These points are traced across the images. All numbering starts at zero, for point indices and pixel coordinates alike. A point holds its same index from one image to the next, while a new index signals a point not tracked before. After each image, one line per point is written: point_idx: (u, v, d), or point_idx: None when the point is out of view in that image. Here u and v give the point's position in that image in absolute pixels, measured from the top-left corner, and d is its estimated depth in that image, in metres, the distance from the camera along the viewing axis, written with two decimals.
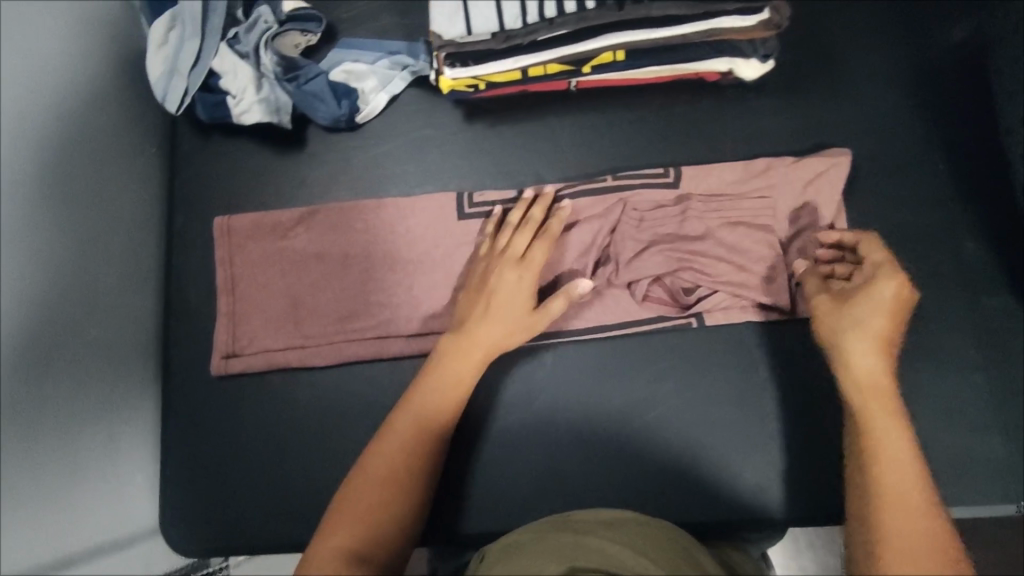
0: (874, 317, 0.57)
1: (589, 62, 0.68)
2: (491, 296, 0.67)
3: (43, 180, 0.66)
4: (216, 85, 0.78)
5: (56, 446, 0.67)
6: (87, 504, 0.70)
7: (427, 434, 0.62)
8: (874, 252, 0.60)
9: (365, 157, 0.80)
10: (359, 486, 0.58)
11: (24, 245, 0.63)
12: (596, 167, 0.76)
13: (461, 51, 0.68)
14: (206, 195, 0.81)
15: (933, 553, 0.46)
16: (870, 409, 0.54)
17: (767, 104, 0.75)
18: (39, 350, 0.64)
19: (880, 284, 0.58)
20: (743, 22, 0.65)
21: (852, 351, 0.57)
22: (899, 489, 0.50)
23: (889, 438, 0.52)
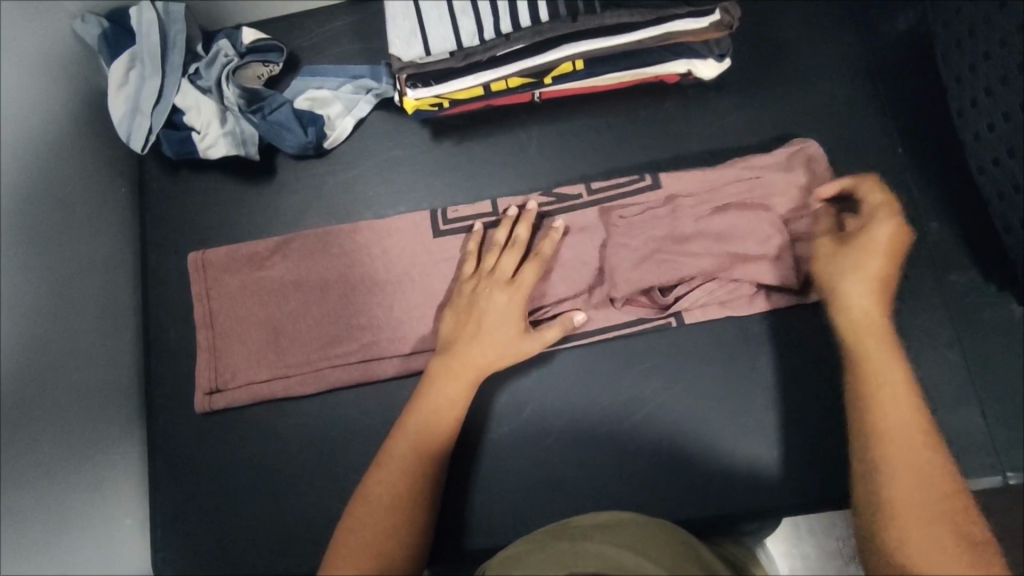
0: (869, 255, 0.62)
1: (549, 74, 0.69)
2: (484, 314, 0.67)
3: (12, 232, 0.65)
4: (181, 121, 0.78)
5: (38, 498, 0.65)
6: (77, 554, 0.69)
7: (425, 453, 0.62)
8: (873, 196, 0.65)
9: (336, 182, 0.80)
10: (360, 515, 0.59)
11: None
12: (566, 174, 0.77)
13: (421, 71, 0.68)
14: (179, 232, 0.80)
15: (936, 482, 0.52)
16: (871, 342, 0.59)
17: (729, 101, 0.77)
18: (17, 405, 0.63)
19: (879, 227, 0.63)
20: (694, 25, 0.66)
21: (854, 287, 0.61)
22: (905, 433, 0.54)
23: (891, 373, 0.57)
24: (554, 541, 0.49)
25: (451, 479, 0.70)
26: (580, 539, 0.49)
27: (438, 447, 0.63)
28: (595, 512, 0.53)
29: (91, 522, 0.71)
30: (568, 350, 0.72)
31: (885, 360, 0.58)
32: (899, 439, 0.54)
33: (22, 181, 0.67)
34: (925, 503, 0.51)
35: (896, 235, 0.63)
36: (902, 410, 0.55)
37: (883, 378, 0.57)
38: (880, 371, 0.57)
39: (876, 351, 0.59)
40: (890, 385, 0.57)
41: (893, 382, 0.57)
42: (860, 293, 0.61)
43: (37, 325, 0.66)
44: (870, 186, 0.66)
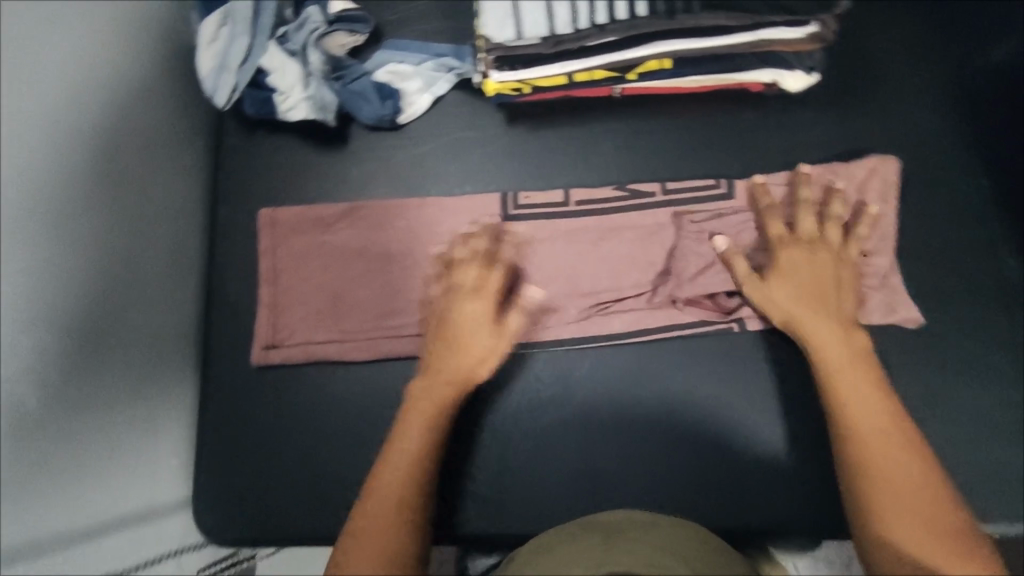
0: (798, 281, 0.66)
1: (635, 70, 0.69)
2: (470, 330, 0.69)
3: (93, 173, 0.68)
4: (264, 82, 0.78)
5: (96, 427, 0.68)
6: (124, 484, 0.71)
7: (426, 451, 0.64)
8: (773, 226, 0.69)
9: (407, 156, 0.81)
10: (369, 513, 0.59)
11: (69, 234, 0.64)
12: (636, 172, 0.77)
13: (510, 54, 0.69)
14: (250, 189, 0.82)
15: (926, 496, 0.53)
16: (834, 366, 0.61)
17: (810, 116, 0.76)
18: (79, 335, 0.65)
19: (786, 256, 0.67)
20: (790, 34, 0.65)
21: (806, 317, 0.64)
22: (885, 450, 0.56)
23: (859, 393, 0.59)
24: (588, 537, 0.52)
25: (449, 477, 0.73)
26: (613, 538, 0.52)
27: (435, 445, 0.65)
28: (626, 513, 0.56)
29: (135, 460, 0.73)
30: (621, 346, 0.74)
31: (850, 374, 0.60)
32: (878, 447, 0.56)
33: (106, 125, 0.70)
34: (916, 519, 0.52)
35: (815, 257, 0.66)
36: (879, 428, 0.57)
37: (847, 387, 0.60)
38: (849, 392, 0.59)
39: (841, 365, 0.61)
40: (862, 402, 0.58)
41: (859, 391, 0.59)
42: (811, 316, 0.64)
43: (104, 263, 0.69)
44: (773, 218, 0.70)
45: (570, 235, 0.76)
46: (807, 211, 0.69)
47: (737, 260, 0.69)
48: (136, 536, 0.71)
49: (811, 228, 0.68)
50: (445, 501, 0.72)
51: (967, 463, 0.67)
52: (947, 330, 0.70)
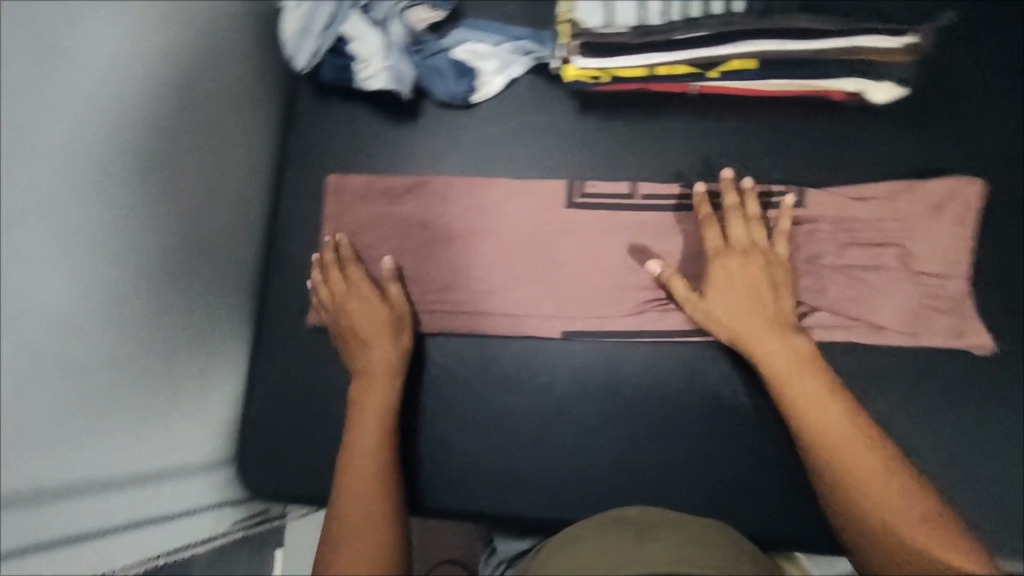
0: (732, 292, 0.69)
1: (718, 67, 0.68)
2: (375, 310, 0.74)
3: (154, 129, 0.69)
4: (344, 49, 0.79)
5: (142, 376, 0.68)
6: (165, 433, 0.72)
7: (385, 425, 0.70)
8: (709, 236, 0.71)
9: (475, 136, 0.81)
10: (353, 482, 0.66)
11: (121, 181, 0.66)
12: (705, 172, 0.77)
13: (597, 41, 0.69)
14: (316, 154, 0.84)
15: (895, 490, 0.58)
16: (787, 378, 0.64)
17: (890, 130, 0.75)
18: (124, 285, 0.66)
19: (718, 270, 0.70)
20: (889, 43, 0.65)
21: (754, 333, 0.67)
22: (846, 453, 0.60)
23: (813, 401, 0.62)
24: (618, 530, 0.56)
25: (408, 438, 0.76)
26: (645, 533, 0.55)
27: (391, 419, 0.71)
28: (654, 509, 0.59)
29: (178, 416, 0.74)
30: (674, 345, 0.74)
31: (802, 382, 0.64)
32: (843, 452, 0.60)
33: (175, 84, 0.72)
34: (893, 514, 0.57)
35: (748, 264, 0.69)
36: (837, 433, 0.61)
37: (812, 402, 0.62)
38: (806, 404, 0.62)
39: (793, 376, 0.64)
40: (818, 411, 0.62)
41: (823, 403, 0.62)
42: (757, 332, 0.67)
43: (161, 213, 0.70)
44: (710, 228, 0.71)
45: (633, 229, 0.76)
46: (735, 221, 0.71)
47: (675, 282, 0.70)
48: (169, 489, 0.72)
49: (742, 237, 0.71)
50: (490, 476, 0.75)
51: (999, 486, 0.69)
52: (998, 358, 0.71)
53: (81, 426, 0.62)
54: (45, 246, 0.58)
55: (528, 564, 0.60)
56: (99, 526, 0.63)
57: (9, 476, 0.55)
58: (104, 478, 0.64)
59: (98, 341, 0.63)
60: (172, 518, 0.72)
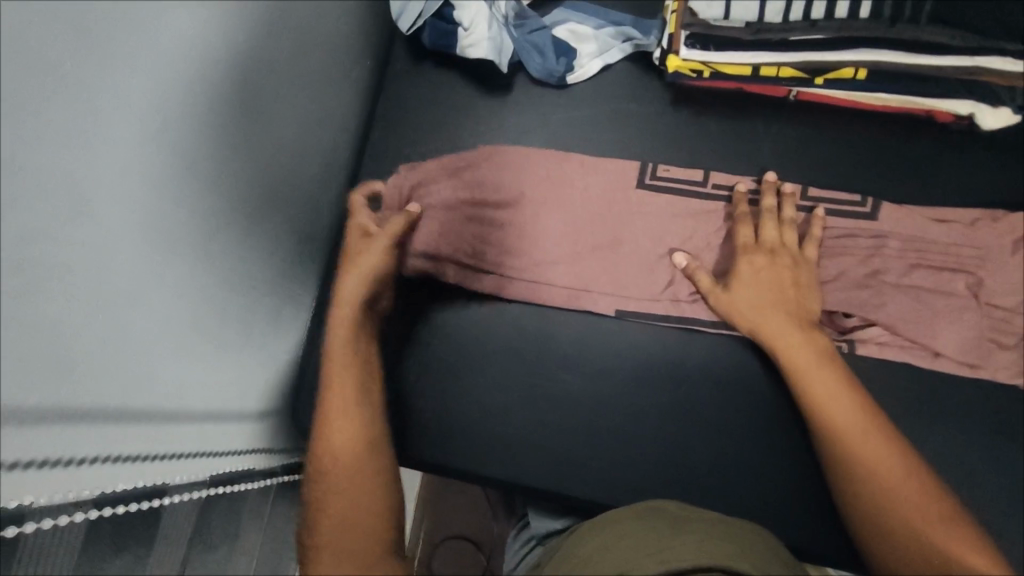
0: (758, 290, 0.69)
1: (824, 74, 0.68)
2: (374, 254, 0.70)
3: (259, 63, 0.67)
4: (450, 15, 0.80)
5: (213, 309, 0.67)
6: (228, 367, 0.71)
7: (357, 352, 0.65)
8: (741, 232, 0.72)
9: (564, 115, 0.82)
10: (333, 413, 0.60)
11: (224, 111, 0.63)
12: (793, 178, 0.76)
13: (707, 33, 0.69)
14: (405, 115, 0.85)
15: (916, 489, 0.57)
16: (806, 373, 0.64)
17: (989, 159, 0.74)
18: (207, 214, 0.63)
19: (742, 265, 0.70)
20: (1012, 65, 0.62)
21: (772, 326, 0.67)
22: (868, 451, 0.59)
23: (831, 396, 0.62)
24: (654, 518, 0.58)
25: (452, 404, 0.77)
26: (670, 533, 0.54)
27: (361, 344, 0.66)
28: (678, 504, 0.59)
29: (233, 357, 0.72)
30: (739, 344, 0.74)
31: (821, 376, 0.63)
32: (868, 450, 0.59)
33: (293, 24, 0.72)
34: (919, 514, 0.55)
35: (775, 264, 0.70)
36: (855, 429, 0.60)
37: (831, 403, 0.62)
38: (825, 401, 0.62)
39: (813, 372, 0.64)
40: (836, 407, 0.61)
41: (842, 404, 0.61)
42: (779, 325, 0.67)
43: (252, 152, 0.69)
44: (744, 227, 0.72)
45: (710, 223, 0.75)
46: (769, 221, 0.72)
47: (699, 274, 0.72)
48: (221, 428, 0.71)
49: (773, 236, 0.71)
50: (537, 453, 0.75)
51: None
52: None
53: (156, 351, 0.59)
54: (156, 163, 0.56)
55: (558, 547, 0.62)
56: (150, 453, 0.60)
57: (101, 392, 0.52)
58: (165, 411, 0.61)
59: (181, 261, 0.60)
60: (213, 456, 0.69)
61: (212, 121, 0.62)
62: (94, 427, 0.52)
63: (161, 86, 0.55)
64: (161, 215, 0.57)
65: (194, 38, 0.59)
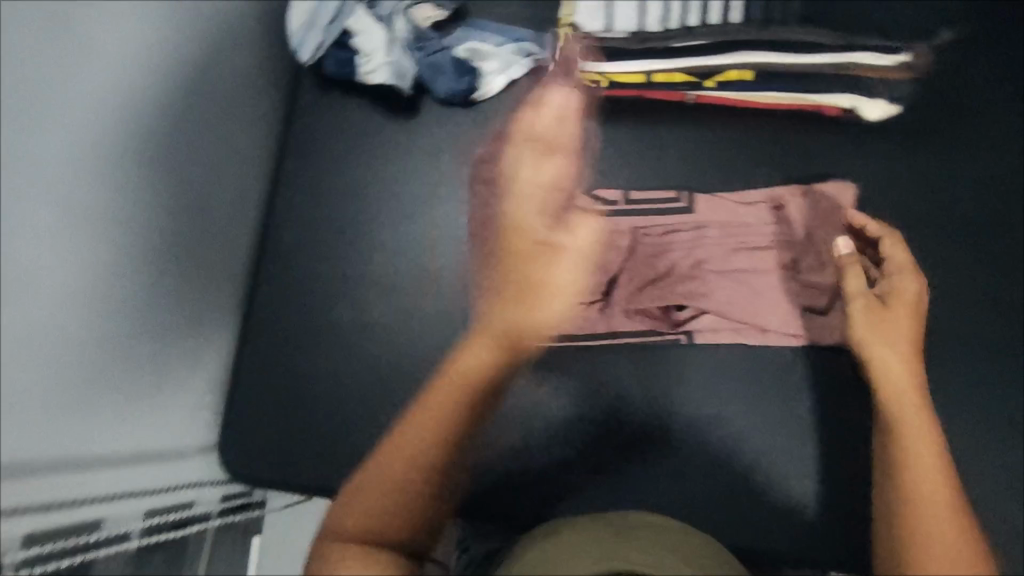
0: (902, 318, 0.66)
1: (714, 77, 0.70)
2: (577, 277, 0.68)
3: (149, 106, 0.68)
4: (348, 43, 0.80)
5: (128, 350, 0.66)
6: (152, 409, 0.71)
7: (453, 417, 0.62)
8: (897, 249, 0.68)
9: (472, 134, 0.82)
10: (391, 467, 0.61)
11: (112, 151, 0.63)
12: (695, 181, 0.77)
13: (599, 46, 0.71)
14: (313, 144, 0.84)
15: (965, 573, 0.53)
16: (903, 418, 0.61)
17: (882, 147, 0.75)
18: (112, 256, 0.63)
19: (903, 284, 0.67)
20: (881, 61, 0.67)
21: (881, 356, 0.65)
22: (932, 525, 0.55)
23: (919, 450, 0.59)
24: (597, 527, 0.50)
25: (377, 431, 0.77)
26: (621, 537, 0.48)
27: (467, 407, 0.63)
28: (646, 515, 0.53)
29: (163, 396, 0.72)
30: (645, 348, 0.74)
31: (919, 429, 0.60)
32: (928, 521, 0.56)
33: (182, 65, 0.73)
34: None
35: (920, 287, 0.67)
36: (927, 498, 0.57)
37: (919, 452, 0.59)
38: (912, 449, 0.59)
39: (910, 419, 0.61)
40: (924, 463, 0.59)
41: (930, 464, 0.58)
42: (889, 356, 0.65)
43: (160, 195, 0.69)
44: (892, 243, 0.69)
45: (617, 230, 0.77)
46: (893, 240, 0.69)
47: (852, 275, 0.68)
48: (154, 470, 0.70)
49: (902, 256, 0.68)
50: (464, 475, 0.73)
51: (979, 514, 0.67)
52: (978, 380, 0.70)
53: (69, 395, 0.58)
54: (54, 207, 0.56)
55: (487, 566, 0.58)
56: (81, 497, 0.59)
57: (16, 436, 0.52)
58: (83, 458, 0.61)
59: (93, 301, 0.60)
60: (154, 493, 0.69)
61: (111, 162, 0.63)
62: (14, 480, 0.52)
63: (49, 130, 0.55)
64: (72, 265, 0.58)
65: (92, 91, 0.61)
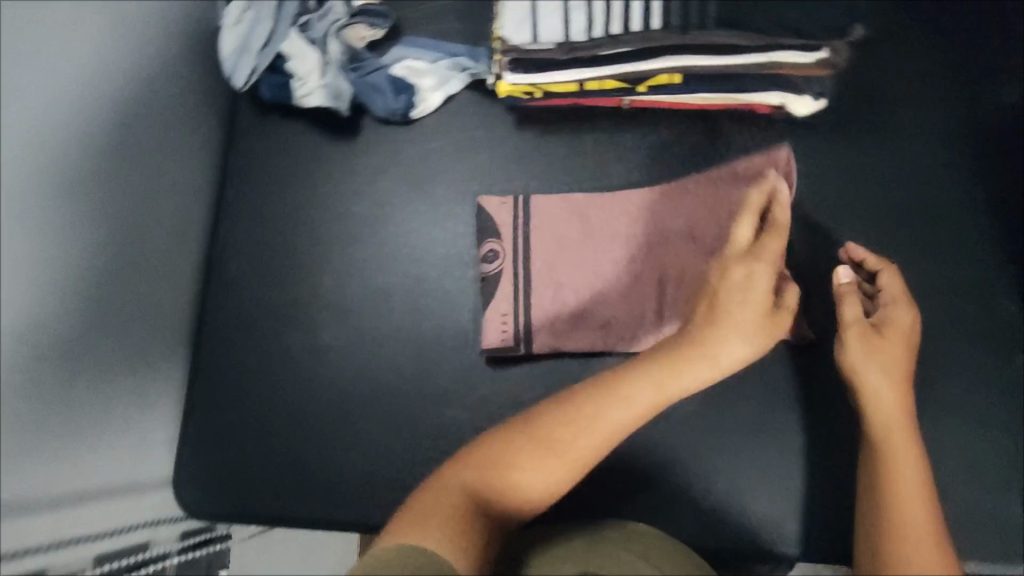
0: (896, 348, 0.64)
1: (646, 83, 0.70)
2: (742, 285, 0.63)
3: (91, 138, 0.67)
4: (283, 67, 0.81)
5: (72, 389, 0.65)
6: (102, 447, 0.69)
7: (593, 444, 0.56)
8: (891, 282, 0.67)
9: (415, 150, 0.82)
10: (497, 466, 0.55)
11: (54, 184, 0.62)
12: (638, 184, 0.78)
13: (525, 58, 0.71)
14: (258, 171, 0.84)
15: None
16: (893, 447, 0.59)
17: (814, 141, 0.76)
18: (55, 292, 0.61)
19: (899, 313, 0.65)
20: (800, 58, 0.69)
21: (872, 382, 0.62)
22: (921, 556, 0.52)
23: (907, 479, 0.57)
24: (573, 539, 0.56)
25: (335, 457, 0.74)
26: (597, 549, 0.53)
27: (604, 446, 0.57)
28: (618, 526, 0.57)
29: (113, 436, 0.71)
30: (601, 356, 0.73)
31: (909, 461, 0.58)
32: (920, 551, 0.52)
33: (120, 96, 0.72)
34: None
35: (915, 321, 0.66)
36: (913, 527, 0.54)
37: (908, 479, 0.57)
38: (902, 479, 0.57)
39: (901, 450, 0.58)
40: (911, 493, 0.56)
41: (918, 498, 0.56)
42: (885, 384, 0.61)
43: (104, 231, 0.68)
44: (889, 275, 0.68)
45: (564, 237, 0.76)
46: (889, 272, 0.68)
47: (850, 300, 0.66)
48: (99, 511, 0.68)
49: (896, 287, 0.67)
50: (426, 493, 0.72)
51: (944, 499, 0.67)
52: (934, 364, 0.70)
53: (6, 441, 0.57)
54: None
55: None
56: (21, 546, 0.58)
57: None
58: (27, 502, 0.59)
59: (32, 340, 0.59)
60: (107, 537, 0.68)
61: (54, 193, 0.62)
62: None
63: None
64: (18, 310, 0.57)
65: (41, 131, 0.60)
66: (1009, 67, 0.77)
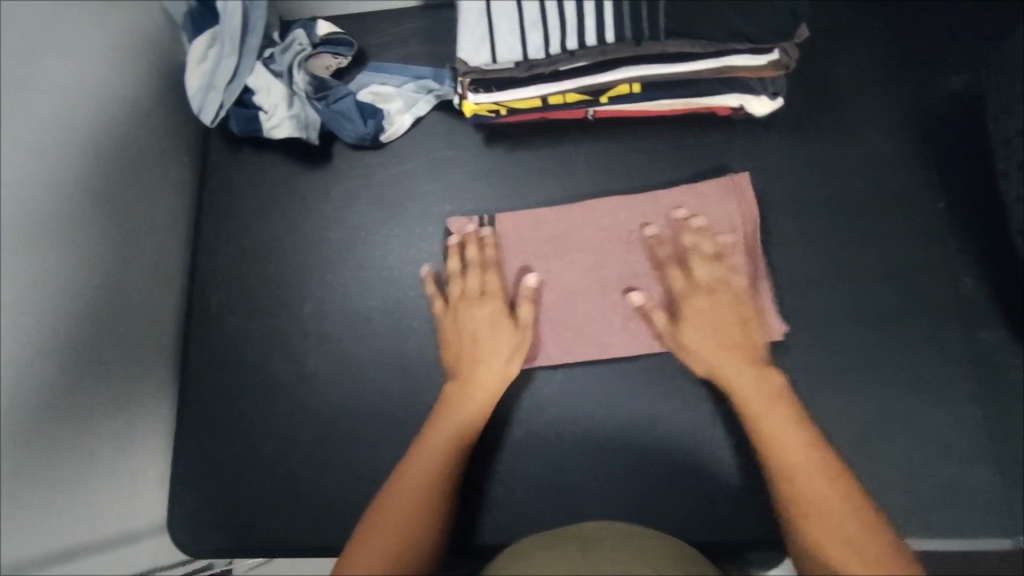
0: (706, 327, 0.69)
1: (606, 93, 0.74)
2: (485, 321, 0.73)
3: (65, 187, 0.68)
4: (250, 101, 0.82)
5: (59, 440, 0.64)
6: (96, 495, 0.69)
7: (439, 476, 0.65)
8: (696, 269, 0.71)
9: (387, 174, 0.83)
10: (383, 525, 0.60)
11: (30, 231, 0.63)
12: (606, 192, 0.80)
13: (484, 79, 0.72)
14: (232, 204, 0.85)
15: (859, 532, 0.55)
16: (757, 409, 0.64)
17: (774, 139, 0.79)
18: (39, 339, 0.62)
19: (697, 297, 0.70)
20: (754, 61, 0.70)
21: (713, 368, 0.68)
22: (813, 498, 0.58)
23: (780, 431, 0.62)
24: (564, 543, 0.52)
25: (330, 484, 0.75)
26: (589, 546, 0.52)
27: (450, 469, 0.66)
28: (604, 523, 0.56)
29: (104, 479, 0.70)
30: (585, 363, 0.74)
31: (774, 414, 0.63)
32: (814, 493, 0.58)
33: (91, 143, 0.72)
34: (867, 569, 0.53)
35: (719, 295, 0.70)
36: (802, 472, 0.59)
37: (778, 431, 0.62)
38: (774, 433, 0.62)
39: (761, 405, 0.64)
40: (789, 443, 0.61)
41: (794, 442, 0.61)
42: (723, 368, 0.67)
43: (82, 278, 0.69)
44: (695, 256, 0.72)
45: (538, 248, 0.78)
46: (697, 256, 0.72)
47: (655, 315, 0.71)
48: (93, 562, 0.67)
49: (705, 271, 0.71)
50: None
51: (925, 477, 0.68)
52: (905, 347, 0.72)
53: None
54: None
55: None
56: None
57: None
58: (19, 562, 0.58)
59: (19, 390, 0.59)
60: None
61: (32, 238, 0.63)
62: None
63: None
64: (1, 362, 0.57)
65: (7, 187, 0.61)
66: (957, 54, 0.80)
